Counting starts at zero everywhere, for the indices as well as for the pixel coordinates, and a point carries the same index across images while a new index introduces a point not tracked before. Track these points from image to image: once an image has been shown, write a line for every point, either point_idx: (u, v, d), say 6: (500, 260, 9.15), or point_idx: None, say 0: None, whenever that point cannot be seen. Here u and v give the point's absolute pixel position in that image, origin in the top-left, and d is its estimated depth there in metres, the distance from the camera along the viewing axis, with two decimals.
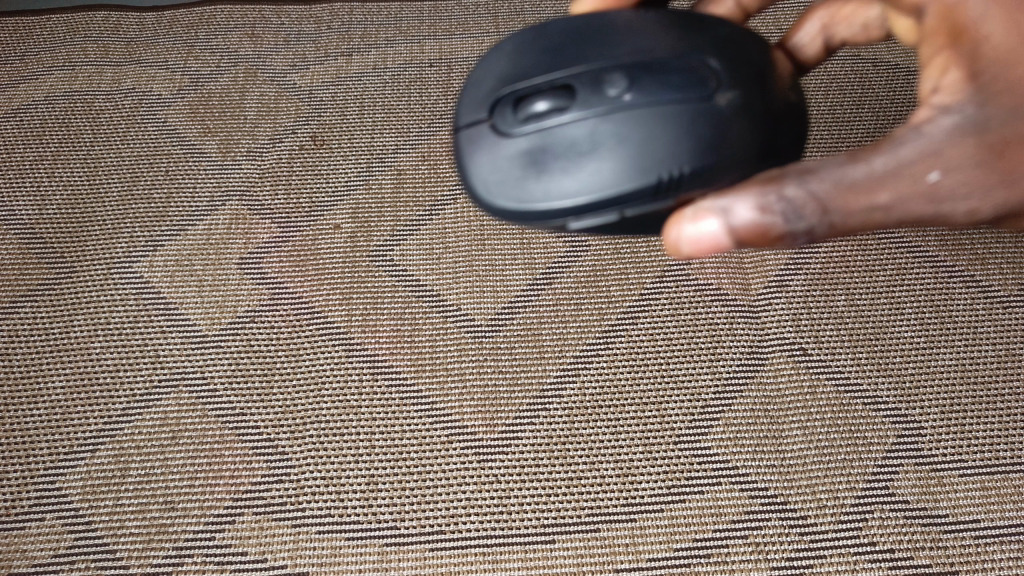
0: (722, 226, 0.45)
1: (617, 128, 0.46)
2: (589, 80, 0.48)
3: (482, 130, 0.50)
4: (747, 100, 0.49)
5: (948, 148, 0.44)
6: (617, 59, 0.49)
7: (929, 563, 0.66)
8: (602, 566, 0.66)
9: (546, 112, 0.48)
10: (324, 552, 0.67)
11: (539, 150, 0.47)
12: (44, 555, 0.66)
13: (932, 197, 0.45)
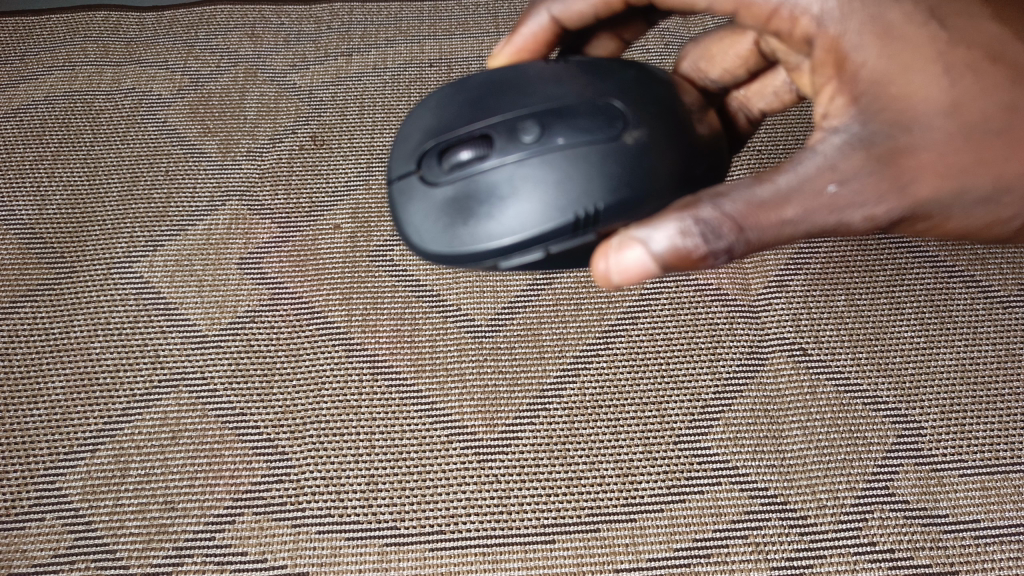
0: (645, 254, 0.43)
1: (534, 173, 0.48)
2: (507, 126, 0.49)
3: (412, 183, 0.51)
4: (655, 139, 0.50)
5: (843, 162, 0.45)
6: (530, 104, 0.50)
7: (930, 563, 0.66)
8: (602, 566, 0.66)
9: (468, 162, 0.50)
10: (323, 552, 0.67)
11: (466, 199, 0.49)
12: (44, 555, 0.66)
13: (833, 207, 0.45)
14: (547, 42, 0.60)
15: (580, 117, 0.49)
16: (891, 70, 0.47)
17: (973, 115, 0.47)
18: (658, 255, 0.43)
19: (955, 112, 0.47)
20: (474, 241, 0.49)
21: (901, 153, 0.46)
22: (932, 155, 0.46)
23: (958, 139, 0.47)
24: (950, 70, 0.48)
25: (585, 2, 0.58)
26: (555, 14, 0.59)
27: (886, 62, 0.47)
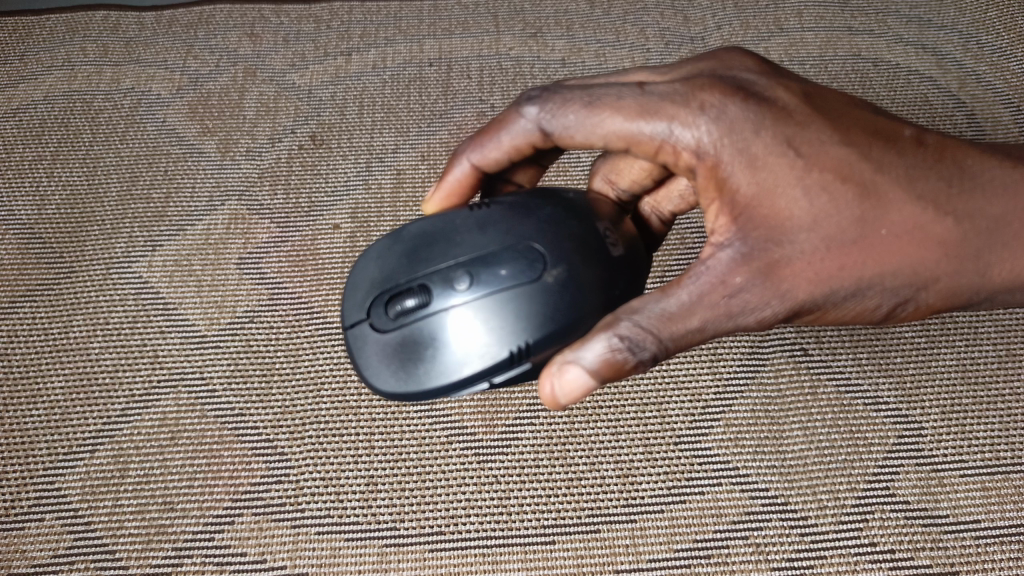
0: (584, 373, 0.46)
1: (468, 316, 0.49)
2: (435, 280, 0.50)
3: (359, 334, 0.52)
4: (577, 274, 0.51)
5: (730, 276, 0.47)
6: (455, 253, 0.50)
7: (931, 564, 0.65)
8: (603, 567, 0.66)
9: (405, 315, 0.50)
10: (323, 553, 0.66)
11: (409, 348, 0.50)
12: (44, 555, 0.66)
13: (730, 314, 0.48)
14: (473, 186, 0.59)
15: (501, 264, 0.50)
16: (763, 190, 0.48)
17: (848, 215, 0.49)
18: (592, 374, 0.46)
19: (829, 216, 0.48)
20: (424, 383, 0.50)
21: (778, 262, 0.48)
22: (807, 264, 0.48)
23: (835, 240, 0.48)
24: (827, 171, 0.49)
25: (503, 154, 0.56)
26: (476, 162, 0.57)
27: (757, 185, 0.48)
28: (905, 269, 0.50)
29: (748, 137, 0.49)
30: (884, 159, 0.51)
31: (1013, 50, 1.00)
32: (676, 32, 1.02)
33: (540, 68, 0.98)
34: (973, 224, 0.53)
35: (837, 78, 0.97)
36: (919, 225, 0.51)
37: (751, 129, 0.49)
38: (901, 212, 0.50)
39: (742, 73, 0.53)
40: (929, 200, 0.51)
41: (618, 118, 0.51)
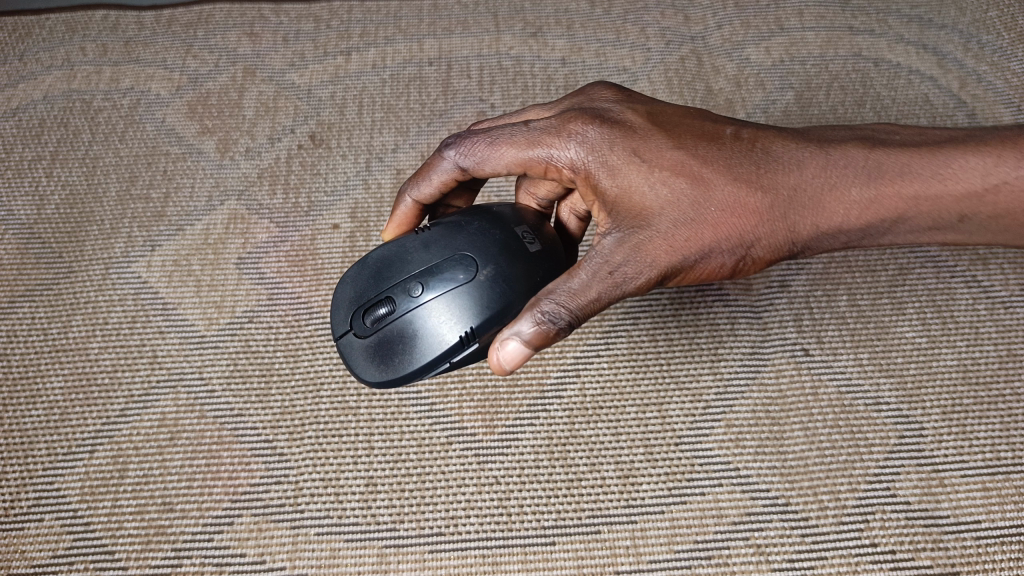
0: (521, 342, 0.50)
1: (435, 314, 0.51)
2: (398, 289, 0.53)
3: (347, 345, 0.54)
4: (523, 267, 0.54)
5: (611, 255, 0.51)
6: (410, 264, 0.53)
7: (933, 565, 0.65)
8: (603, 568, 0.65)
9: (379, 322, 0.53)
10: (322, 553, 0.66)
11: (391, 350, 0.52)
12: (43, 555, 0.65)
13: (616, 283, 0.51)
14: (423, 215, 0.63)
15: (446, 269, 0.52)
16: (620, 186, 0.54)
17: (690, 201, 0.53)
18: (522, 346, 0.50)
19: (670, 203, 0.53)
20: (405, 374, 0.53)
21: (637, 243, 0.52)
22: (666, 238, 0.52)
23: (684, 216, 0.53)
24: (669, 168, 0.54)
25: (439, 186, 0.60)
26: (416, 197, 0.61)
27: (613, 183, 0.55)
28: (749, 238, 0.54)
29: (603, 151, 0.55)
30: (719, 150, 0.56)
31: (1014, 49, 1.00)
32: (677, 31, 1.01)
33: (540, 67, 0.97)
34: (815, 187, 0.56)
35: (838, 78, 0.96)
36: (755, 199, 0.54)
37: (609, 144, 0.55)
38: (731, 188, 0.54)
39: (603, 104, 0.60)
40: (763, 177, 0.55)
41: (510, 148, 0.57)
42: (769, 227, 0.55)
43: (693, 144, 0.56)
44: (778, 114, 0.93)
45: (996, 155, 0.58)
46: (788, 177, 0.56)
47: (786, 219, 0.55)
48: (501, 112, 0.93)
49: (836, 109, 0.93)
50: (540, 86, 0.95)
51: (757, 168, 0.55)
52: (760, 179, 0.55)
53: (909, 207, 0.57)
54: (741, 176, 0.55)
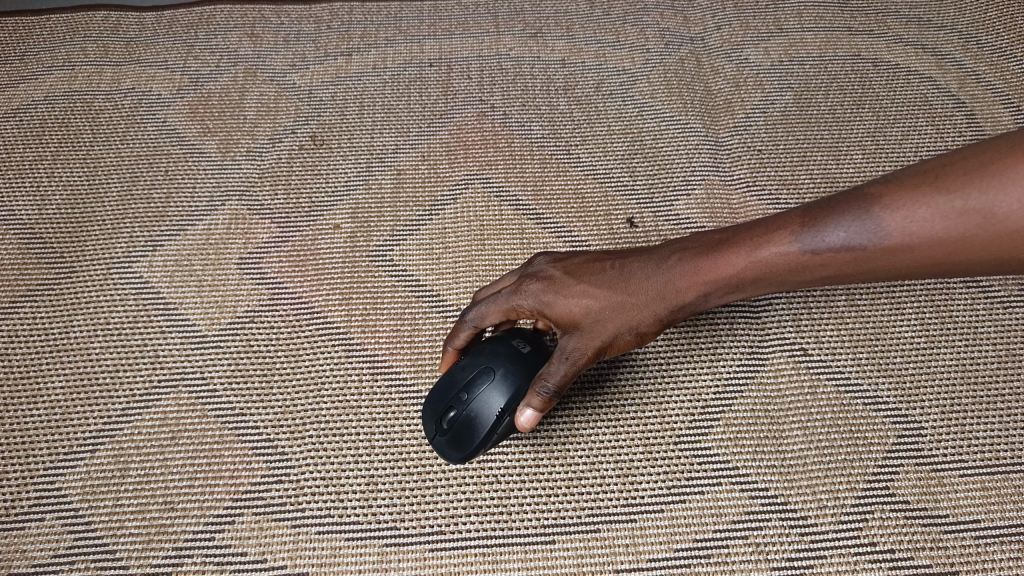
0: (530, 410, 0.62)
1: (488, 406, 0.61)
2: (452, 397, 0.62)
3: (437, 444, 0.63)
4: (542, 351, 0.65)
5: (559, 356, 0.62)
6: (456, 378, 0.63)
7: (931, 564, 0.65)
8: (603, 567, 0.65)
9: (446, 426, 0.62)
10: (323, 552, 0.66)
11: (464, 443, 0.61)
12: (44, 555, 0.65)
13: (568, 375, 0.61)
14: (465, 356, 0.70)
15: (484, 373, 0.62)
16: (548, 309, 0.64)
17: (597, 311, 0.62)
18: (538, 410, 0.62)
19: (583, 315, 0.62)
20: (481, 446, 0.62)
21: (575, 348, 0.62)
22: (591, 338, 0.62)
23: (596, 321, 0.62)
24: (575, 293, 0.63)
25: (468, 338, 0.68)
26: (455, 346, 0.69)
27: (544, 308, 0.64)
28: (638, 323, 0.62)
29: (541, 294, 0.64)
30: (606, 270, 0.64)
31: (1013, 50, 1.00)
32: (677, 32, 1.02)
33: (540, 68, 0.98)
34: (669, 282, 0.60)
35: (837, 78, 0.97)
36: (630, 295, 0.61)
37: (548, 288, 0.64)
38: (613, 290, 0.62)
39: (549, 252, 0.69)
40: (636, 276, 0.62)
41: (500, 309, 0.66)
42: (650, 313, 0.62)
43: (593, 266, 0.65)
44: (778, 115, 0.93)
45: (800, 225, 0.55)
46: (645, 272, 0.62)
47: (659, 306, 0.61)
48: (501, 113, 0.93)
49: (835, 110, 0.94)
50: (540, 87, 0.96)
51: (631, 272, 0.62)
52: (630, 280, 0.62)
53: (750, 282, 0.59)
54: (618, 280, 0.62)
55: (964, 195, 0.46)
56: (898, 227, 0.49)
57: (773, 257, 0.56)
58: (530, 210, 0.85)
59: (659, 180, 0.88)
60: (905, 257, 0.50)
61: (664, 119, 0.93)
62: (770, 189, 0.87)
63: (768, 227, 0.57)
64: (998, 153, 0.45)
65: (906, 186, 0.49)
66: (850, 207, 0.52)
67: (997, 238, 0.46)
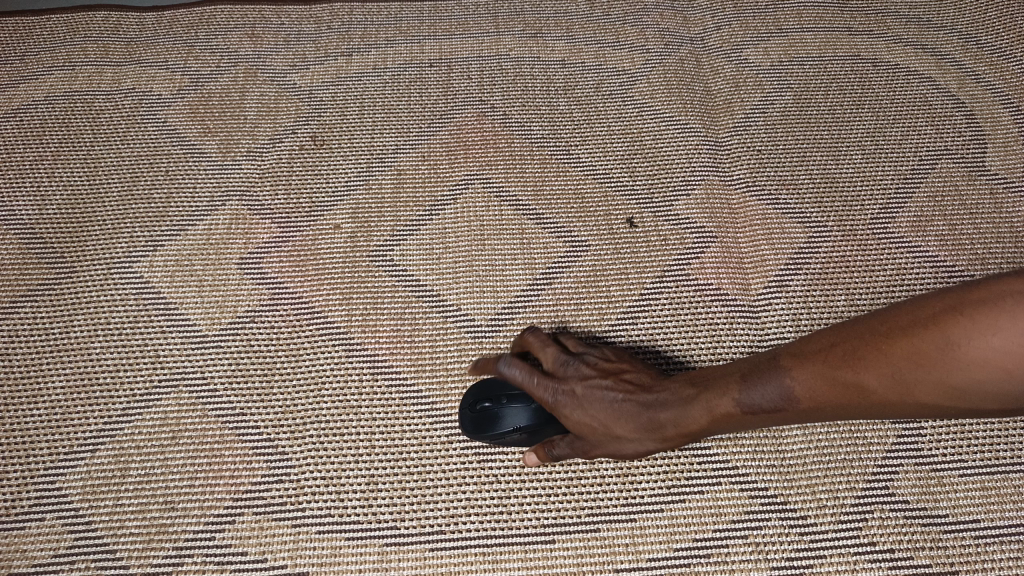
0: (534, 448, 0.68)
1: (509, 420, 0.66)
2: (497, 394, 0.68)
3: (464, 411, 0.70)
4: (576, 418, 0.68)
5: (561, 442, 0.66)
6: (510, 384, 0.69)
7: (930, 564, 0.65)
8: (602, 566, 0.66)
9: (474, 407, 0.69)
10: (323, 552, 0.66)
11: (477, 429, 0.68)
12: (44, 555, 0.65)
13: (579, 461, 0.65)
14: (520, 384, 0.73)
15: (526, 397, 0.67)
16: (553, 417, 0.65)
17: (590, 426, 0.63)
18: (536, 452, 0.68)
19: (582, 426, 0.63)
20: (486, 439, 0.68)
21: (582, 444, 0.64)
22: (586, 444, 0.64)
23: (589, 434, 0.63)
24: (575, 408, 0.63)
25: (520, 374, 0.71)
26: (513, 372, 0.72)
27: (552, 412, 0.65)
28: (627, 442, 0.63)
29: (567, 404, 0.64)
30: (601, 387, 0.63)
31: (1013, 50, 1.00)
32: (677, 32, 1.02)
33: (540, 68, 0.98)
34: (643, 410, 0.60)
35: (837, 78, 0.97)
36: (612, 425, 0.62)
37: (577, 397, 0.63)
38: (597, 420, 0.62)
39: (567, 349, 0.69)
40: (624, 408, 0.61)
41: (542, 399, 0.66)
42: (626, 444, 0.62)
43: (598, 383, 0.64)
44: (778, 115, 0.93)
45: (735, 378, 0.55)
46: (623, 405, 0.61)
47: (634, 439, 0.61)
48: (501, 113, 0.93)
49: (835, 110, 0.94)
50: (540, 87, 0.96)
51: (615, 402, 0.62)
52: (610, 411, 0.62)
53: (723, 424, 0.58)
54: (599, 411, 0.62)
55: (842, 370, 0.48)
56: (807, 392, 0.50)
57: (720, 408, 0.55)
58: (530, 210, 0.85)
59: (659, 180, 0.88)
60: (829, 415, 0.51)
61: (664, 119, 0.93)
62: (770, 189, 0.87)
63: (717, 374, 0.57)
64: (864, 332, 0.47)
65: (804, 354, 0.51)
66: (770, 368, 0.53)
67: (886, 405, 0.48)
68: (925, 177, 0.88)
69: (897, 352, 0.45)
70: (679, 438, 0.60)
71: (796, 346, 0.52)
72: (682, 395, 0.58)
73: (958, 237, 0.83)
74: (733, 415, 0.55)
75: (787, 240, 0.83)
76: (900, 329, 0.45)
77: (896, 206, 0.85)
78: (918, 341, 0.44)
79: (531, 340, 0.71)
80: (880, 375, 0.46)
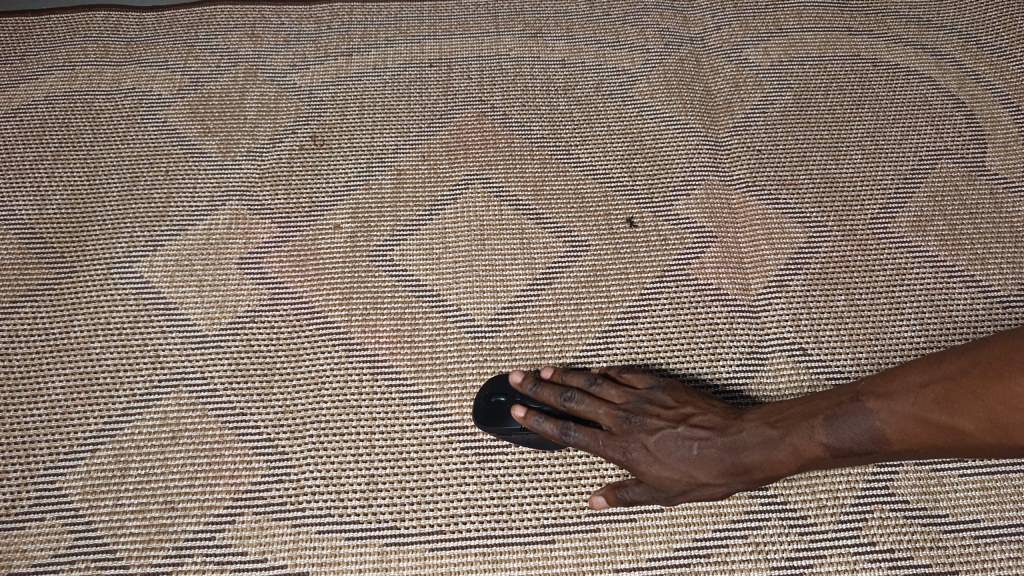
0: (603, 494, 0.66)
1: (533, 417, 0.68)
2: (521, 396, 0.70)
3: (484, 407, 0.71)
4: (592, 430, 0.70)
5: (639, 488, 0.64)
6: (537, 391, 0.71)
7: (930, 564, 0.65)
8: (603, 566, 0.66)
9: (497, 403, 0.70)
10: (323, 552, 0.66)
11: (488, 421, 0.70)
12: (43, 555, 0.65)
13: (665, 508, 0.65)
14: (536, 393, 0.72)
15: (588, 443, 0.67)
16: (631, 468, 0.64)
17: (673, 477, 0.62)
18: (597, 503, 0.66)
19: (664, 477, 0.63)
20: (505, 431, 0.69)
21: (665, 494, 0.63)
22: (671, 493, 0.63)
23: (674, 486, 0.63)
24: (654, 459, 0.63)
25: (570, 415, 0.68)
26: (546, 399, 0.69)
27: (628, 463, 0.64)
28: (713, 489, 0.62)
29: (642, 461, 0.63)
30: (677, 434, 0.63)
31: (1013, 50, 1.00)
32: (677, 32, 1.02)
33: (540, 68, 0.98)
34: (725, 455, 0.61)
35: (837, 78, 0.97)
36: (697, 474, 0.62)
37: (651, 451, 0.63)
38: (678, 471, 0.62)
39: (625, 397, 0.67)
40: (707, 456, 0.61)
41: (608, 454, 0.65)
42: (711, 491, 0.62)
43: (668, 434, 0.63)
44: (778, 115, 0.93)
45: (820, 418, 0.57)
46: (704, 452, 0.61)
47: (719, 485, 0.62)
48: (501, 113, 0.93)
49: (835, 109, 0.94)
50: (540, 87, 0.96)
51: (694, 450, 0.62)
52: (691, 461, 0.61)
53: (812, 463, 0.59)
54: (679, 462, 0.62)
55: (937, 413, 0.51)
56: (900, 432, 0.53)
57: (809, 449, 0.58)
58: (530, 210, 0.85)
59: (659, 180, 0.88)
60: (924, 450, 0.54)
61: (664, 119, 0.93)
62: (769, 189, 0.87)
63: (800, 414, 0.59)
64: (954, 378, 0.50)
65: (894, 395, 0.53)
66: (858, 408, 0.55)
67: (985, 444, 0.50)
68: (925, 177, 0.88)
69: (993, 397, 0.48)
70: (768, 478, 0.61)
71: (882, 384, 0.55)
72: (765, 437, 0.60)
73: (958, 237, 0.83)
74: (824, 455, 0.57)
75: (787, 240, 0.83)
76: (992, 374, 0.48)
77: (896, 206, 0.85)
78: (1015, 386, 0.46)
79: (580, 407, 0.67)
80: (977, 418, 0.49)
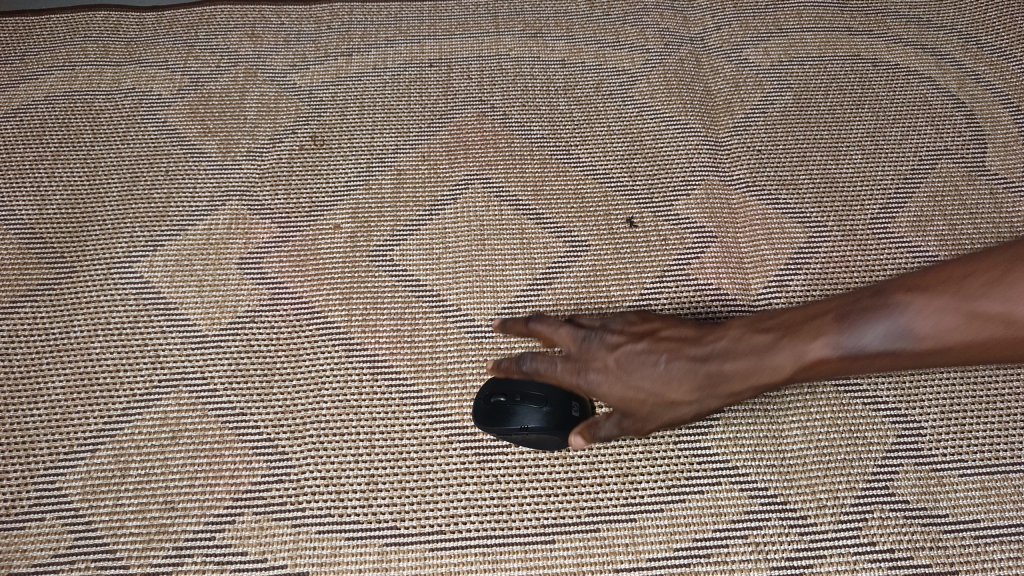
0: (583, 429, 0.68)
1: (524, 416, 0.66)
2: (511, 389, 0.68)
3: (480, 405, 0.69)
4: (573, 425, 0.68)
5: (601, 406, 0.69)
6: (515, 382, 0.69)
7: (929, 563, 0.65)
8: (603, 566, 0.66)
9: (491, 401, 0.68)
10: (323, 552, 0.66)
11: (488, 420, 0.68)
12: (43, 555, 0.65)
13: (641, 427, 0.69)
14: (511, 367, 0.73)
15: (542, 400, 0.67)
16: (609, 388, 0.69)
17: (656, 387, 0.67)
18: (574, 444, 0.68)
19: (645, 391, 0.67)
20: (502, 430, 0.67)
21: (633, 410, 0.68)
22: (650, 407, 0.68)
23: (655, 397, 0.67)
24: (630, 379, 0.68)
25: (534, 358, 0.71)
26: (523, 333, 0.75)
27: (607, 383, 0.69)
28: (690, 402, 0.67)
29: (602, 381, 0.69)
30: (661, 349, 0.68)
31: (1012, 50, 1.00)
32: (677, 32, 1.02)
33: (540, 68, 0.98)
34: (698, 368, 0.66)
35: (837, 78, 0.97)
36: (669, 390, 0.67)
37: (617, 367, 0.69)
38: (650, 385, 0.67)
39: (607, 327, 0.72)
40: (690, 367, 0.66)
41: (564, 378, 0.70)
42: (683, 410, 0.67)
43: (638, 348, 0.69)
44: (778, 115, 0.93)
45: (806, 325, 0.62)
46: (673, 365, 0.67)
47: (696, 399, 0.66)
48: (501, 113, 0.93)
49: (835, 110, 0.94)
50: (540, 87, 0.96)
51: (660, 365, 0.67)
52: (661, 374, 0.67)
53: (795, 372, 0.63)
54: (653, 377, 0.67)
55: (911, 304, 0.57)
56: (898, 329, 0.57)
57: (796, 354, 0.62)
58: (530, 210, 0.85)
59: (659, 180, 0.88)
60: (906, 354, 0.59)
61: (664, 119, 0.93)
62: (769, 189, 0.87)
63: (789, 324, 0.64)
64: (912, 278, 0.59)
65: (884, 298, 0.59)
66: (851, 314, 0.60)
67: (965, 340, 0.56)
68: (925, 177, 0.88)
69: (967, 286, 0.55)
70: (744, 390, 0.66)
71: (913, 286, 0.59)
72: (751, 344, 0.65)
73: (958, 237, 0.83)
74: (810, 362, 0.62)
75: (787, 240, 0.83)
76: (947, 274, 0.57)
77: (896, 207, 0.85)
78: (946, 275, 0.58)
79: (542, 329, 0.73)
80: (945, 308, 0.56)
